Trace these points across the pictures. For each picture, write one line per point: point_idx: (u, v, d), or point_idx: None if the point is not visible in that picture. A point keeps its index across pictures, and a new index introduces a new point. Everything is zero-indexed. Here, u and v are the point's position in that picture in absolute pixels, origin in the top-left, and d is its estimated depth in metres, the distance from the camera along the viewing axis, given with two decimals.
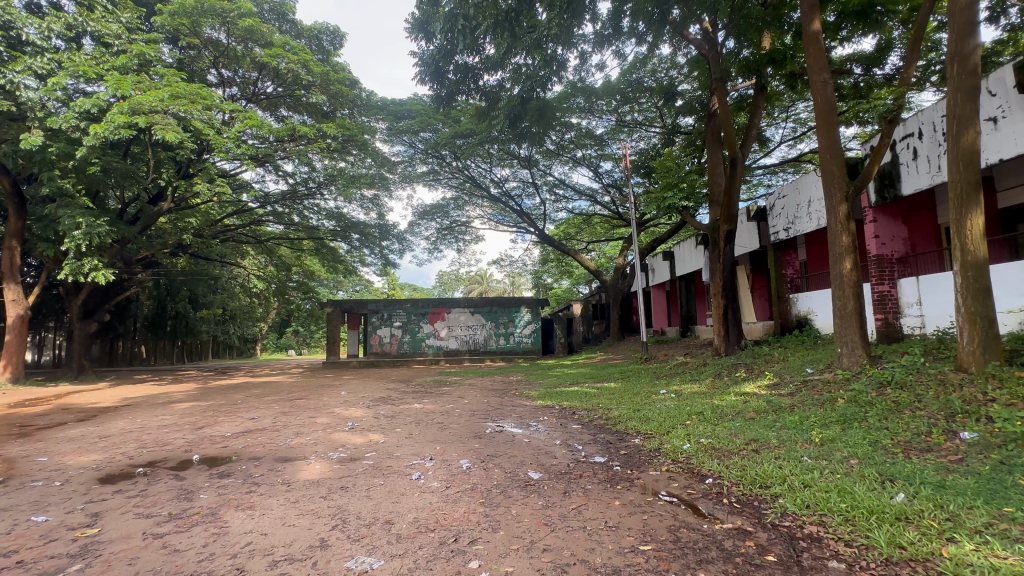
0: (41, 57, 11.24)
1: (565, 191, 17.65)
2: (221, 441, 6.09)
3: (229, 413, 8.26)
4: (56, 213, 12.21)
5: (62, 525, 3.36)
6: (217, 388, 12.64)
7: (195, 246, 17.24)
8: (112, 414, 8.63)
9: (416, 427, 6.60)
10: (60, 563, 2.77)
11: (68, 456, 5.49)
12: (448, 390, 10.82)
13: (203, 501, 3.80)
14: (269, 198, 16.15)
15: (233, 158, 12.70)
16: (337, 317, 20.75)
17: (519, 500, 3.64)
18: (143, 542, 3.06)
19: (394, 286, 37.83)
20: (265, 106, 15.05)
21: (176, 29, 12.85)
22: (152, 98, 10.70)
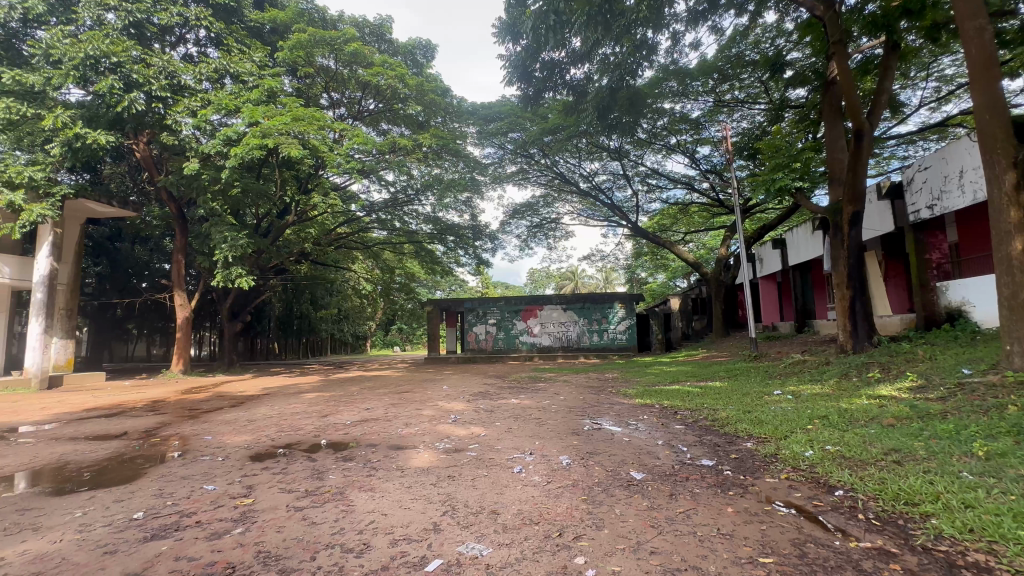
0: (195, 98, 13.11)
1: (658, 180, 16.85)
2: (343, 428, 6.77)
3: (347, 403, 9.14)
4: (210, 230, 14.46)
5: (225, 494, 3.97)
6: (336, 380, 14.03)
7: (314, 252, 19.32)
8: (255, 402, 10.00)
9: (515, 422, 6.76)
10: (227, 526, 3.28)
11: (226, 436, 6.49)
12: (543, 386, 10.93)
13: (332, 481, 4.26)
14: (374, 206, 17.56)
15: (343, 172, 14.03)
16: (436, 315, 21.91)
17: (623, 500, 3.56)
18: (287, 513, 3.51)
19: (487, 284, 39.12)
20: (368, 122, 16.38)
21: (295, 62, 14.45)
22: (277, 123, 12.18)
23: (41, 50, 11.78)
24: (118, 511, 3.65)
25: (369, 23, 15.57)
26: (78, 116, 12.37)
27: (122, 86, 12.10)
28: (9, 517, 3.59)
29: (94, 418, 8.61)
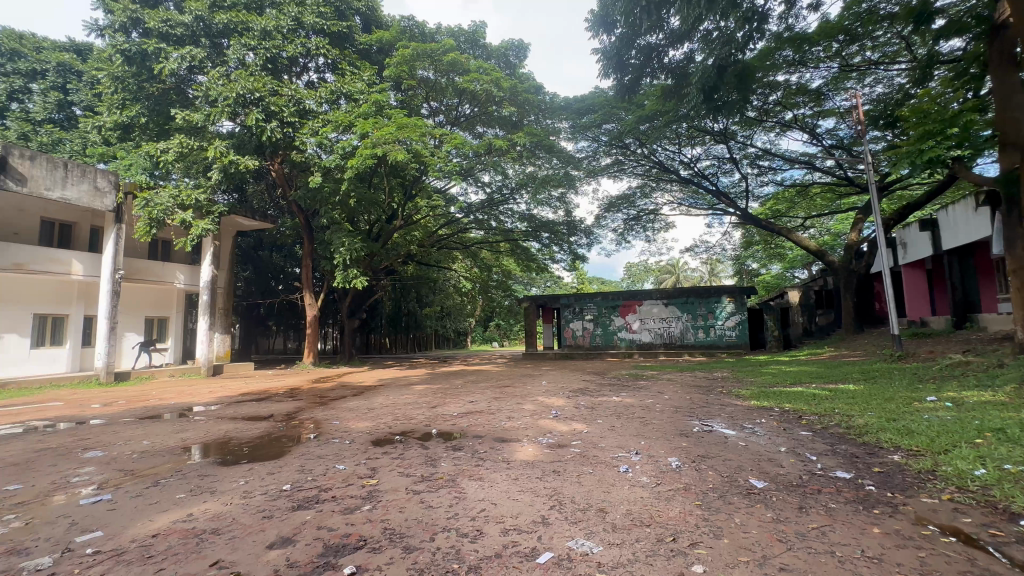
0: (317, 119, 14.66)
1: (771, 161, 15.31)
2: (451, 419, 7.15)
3: (453, 396, 9.64)
4: (332, 237, 16.17)
5: (354, 474, 4.41)
6: (441, 374, 14.84)
7: (419, 253, 20.62)
8: (374, 392, 10.97)
9: (618, 420, 6.60)
10: (356, 502, 3.65)
11: (350, 422, 7.21)
12: (645, 384, 10.54)
13: (444, 469, 4.52)
14: (471, 207, 18.28)
15: (444, 175, 14.85)
16: (533, 311, 22.17)
17: (743, 509, 3.30)
18: (407, 495, 3.80)
19: (583, 279, 38.69)
20: (465, 127, 17.11)
21: (399, 77, 15.54)
22: (385, 134, 13.19)
23: (202, 92, 13.94)
24: (271, 482, 4.24)
25: (464, 31, 16.26)
26: (229, 145, 14.52)
27: (261, 115, 13.94)
28: (192, 480, 4.35)
29: (248, 402, 10.08)
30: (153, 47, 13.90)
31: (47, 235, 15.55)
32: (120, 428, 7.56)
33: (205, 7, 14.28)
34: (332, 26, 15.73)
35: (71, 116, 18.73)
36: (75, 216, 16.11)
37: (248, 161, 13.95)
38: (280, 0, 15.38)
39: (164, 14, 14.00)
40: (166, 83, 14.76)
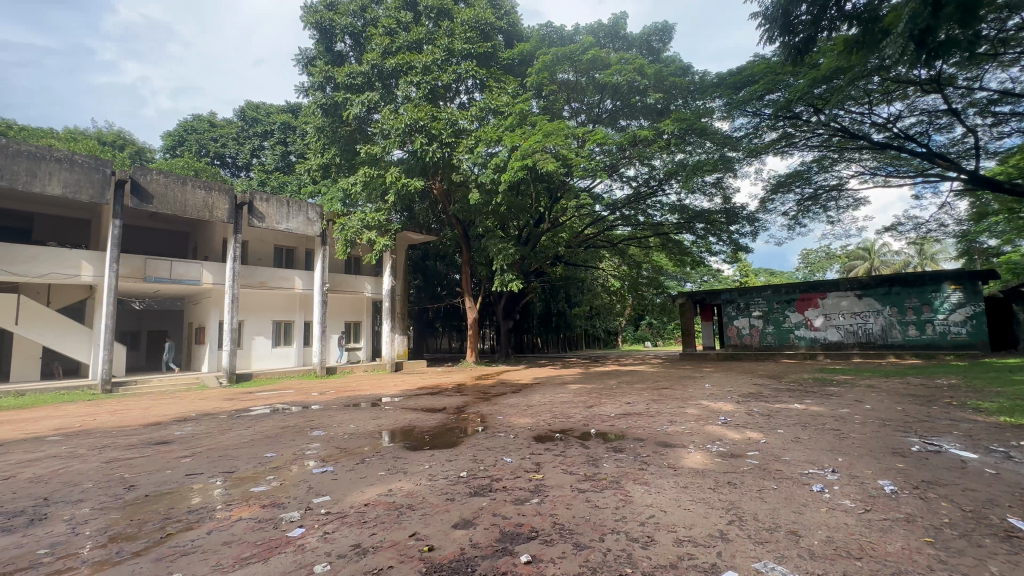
0: (469, 138, 15.90)
1: (1015, 105, 11.69)
2: (609, 419, 7.06)
3: (609, 396, 9.51)
4: (488, 244, 17.43)
5: (520, 467, 4.66)
6: (595, 374, 14.77)
7: (568, 254, 20.88)
8: (531, 389, 11.44)
9: (804, 431, 5.75)
10: (525, 494, 3.84)
11: (513, 417, 7.64)
12: (837, 390, 9.00)
13: (607, 469, 4.48)
14: (617, 204, 17.89)
15: (588, 174, 14.85)
16: (690, 309, 20.66)
17: (1003, 557, 2.56)
18: (572, 492, 3.87)
19: (746, 271, 34.78)
20: (607, 123, 16.86)
21: (541, 84, 16.04)
22: (532, 143, 13.67)
23: (379, 128, 16.23)
24: (451, 468, 4.73)
25: (603, 25, 16.07)
26: (400, 170, 16.66)
27: (425, 140, 15.72)
28: (389, 461, 5.09)
29: (424, 396, 11.42)
30: (343, 97, 16.69)
31: (278, 258, 19.85)
32: (333, 413, 9.24)
33: (378, 56, 16.66)
34: (480, 48, 16.92)
35: (289, 163, 23.58)
36: (294, 242, 20.26)
37: (415, 182, 15.88)
38: (434, 35, 17.09)
39: (349, 68, 16.67)
40: (352, 126, 17.57)
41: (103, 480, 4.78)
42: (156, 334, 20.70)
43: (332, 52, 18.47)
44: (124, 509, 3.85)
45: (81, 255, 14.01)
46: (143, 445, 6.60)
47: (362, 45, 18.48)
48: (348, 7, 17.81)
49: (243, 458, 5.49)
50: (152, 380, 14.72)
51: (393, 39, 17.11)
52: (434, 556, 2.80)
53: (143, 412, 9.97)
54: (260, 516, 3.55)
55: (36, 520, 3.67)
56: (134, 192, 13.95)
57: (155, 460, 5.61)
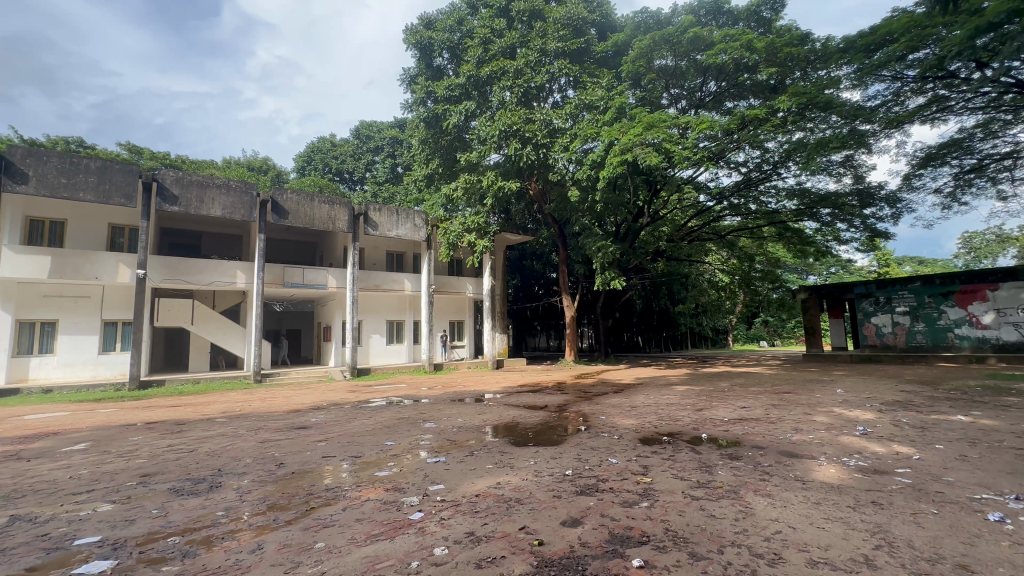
0: (565, 136, 15.88)
1: None
2: (722, 424, 6.59)
3: (721, 399, 8.86)
4: (585, 242, 17.28)
5: (627, 469, 4.53)
6: (703, 375, 13.88)
7: (670, 250, 19.90)
8: (634, 390, 11.08)
9: (972, 448, 4.83)
10: (634, 498, 3.73)
11: (616, 418, 7.46)
12: (1017, 401, 7.43)
13: (723, 478, 4.19)
14: (724, 192, 16.66)
15: (693, 164, 14.03)
16: (815, 304, 18.51)
17: None
18: (684, 499, 3.68)
19: (886, 259, 30.21)
20: (711, 106, 15.78)
21: (638, 73, 15.46)
22: (631, 137, 13.26)
23: (476, 135, 16.86)
24: (556, 465, 4.77)
25: (704, 2, 15.03)
26: (497, 174, 17.17)
27: (519, 144, 16.03)
28: (496, 455, 5.28)
29: (525, 393, 11.63)
30: (442, 109, 17.63)
31: (390, 263, 21.59)
32: (441, 407, 9.82)
33: (474, 66, 17.31)
34: (572, 45, 16.81)
35: (397, 174, 25.49)
36: (403, 247, 21.87)
37: (512, 184, 16.35)
38: (527, 38, 17.33)
39: (447, 81, 17.51)
40: (452, 135, 18.49)
41: (259, 457, 5.59)
42: (293, 332, 23.68)
43: (431, 68, 19.58)
44: (277, 483, 4.48)
45: (236, 265, 16.54)
46: (287, 429, 7.60)
47: (459, 57, 19.32)
48: (445, 23, 18.74)
49: (366, 445, 6.06)
50: (290, 372, 16.87)
51: (488, 48, 17.66)
52: (544, 550, 2.84)
53: (286, 401, 11.47)
54: (384, 498, 3.90)
55: (213, 487, 4.41)
56: (274, 210, 16.13)
57: (298, 442, 6.43)
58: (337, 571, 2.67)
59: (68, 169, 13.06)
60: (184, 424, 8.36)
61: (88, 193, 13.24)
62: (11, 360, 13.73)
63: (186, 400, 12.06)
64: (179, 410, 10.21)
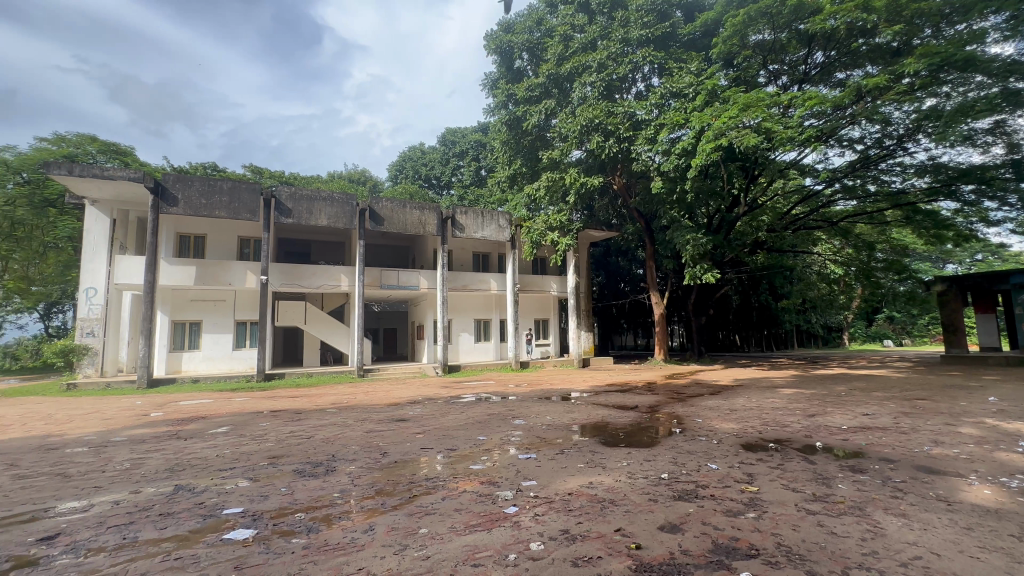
0: (650, 126, 15.30)
1: None
2: (840, 432, 5.92)
3: (838, 405, 7.96)
4: (674, 236, 16.50)
5: (729, 476, 4.26)
6: (814, 377, 12.57)
7: (771, 240, 18.30)
8: (733, 392, 10.35)
9: None
10: (739, 507, 3.49)
11: (714, 421, 7.02)
12: None
13: (844, 492, 3.76)
14: (836, 173, 14.93)
15: (797, 145, 12.77)
16: (955, 298, 15.92)
17: None
18: (798, 513, 3.36)
19: None
20: (818, 79, 14.26)
21: (731, 51, 14.40)
22: (725, 121, 12.37)
23: (557, 132, 16.85)
24: (650, 468, 4.61)
25: None
26: (580, 170, 17.00)
27: (601, 138, 15.78)
28: (587, 454, 5.23)
29: (613, 393, 11.38)
30: (523, 111, 17.83)
31: (476, 263, 22.31)
32: (529, 404, 9.96)
33: (554, 64, 17.28)
34: (656, 31, 16.11)
35: (481, 177, 26.27)
36: (488, 247, 22.47)
37: (594, 180, 16.13)
38: (608, 30, 16.93)
39: (528, 82, 17.65)
40: (533, 136, 18.62)
41: (365, 445, 6.10)
42: (390, 331, 25.41)
43: (512, 70, 19.85)
44: (382, 470, 4.85)
45: (340, 270, 18.11)
46: (389, 420, 8.18)
47: (538, 57, 19.37)
48: (525, 24, 18.89)
49: (460, 439, 6.32)
50: (389, 368, 18.13)
51: (568, 45, 17.51)
52: (642, 555, 2.77)
53: (386, 394, 12.35)
54: (480, 491, 4.05)
55: (329, 471, 4.88)
56: (372, 218, 17.40)
57: (399, 434, 6.90)
58: (440, 556, 2.83)
59: (207, 192, 15.18)
60: (302, 413, 9.36)
61: (222, 211, 15.30)
62: (169, 354, 16.32)
63: (303, 391, 13.49)
64: (298, 401, 11.44)
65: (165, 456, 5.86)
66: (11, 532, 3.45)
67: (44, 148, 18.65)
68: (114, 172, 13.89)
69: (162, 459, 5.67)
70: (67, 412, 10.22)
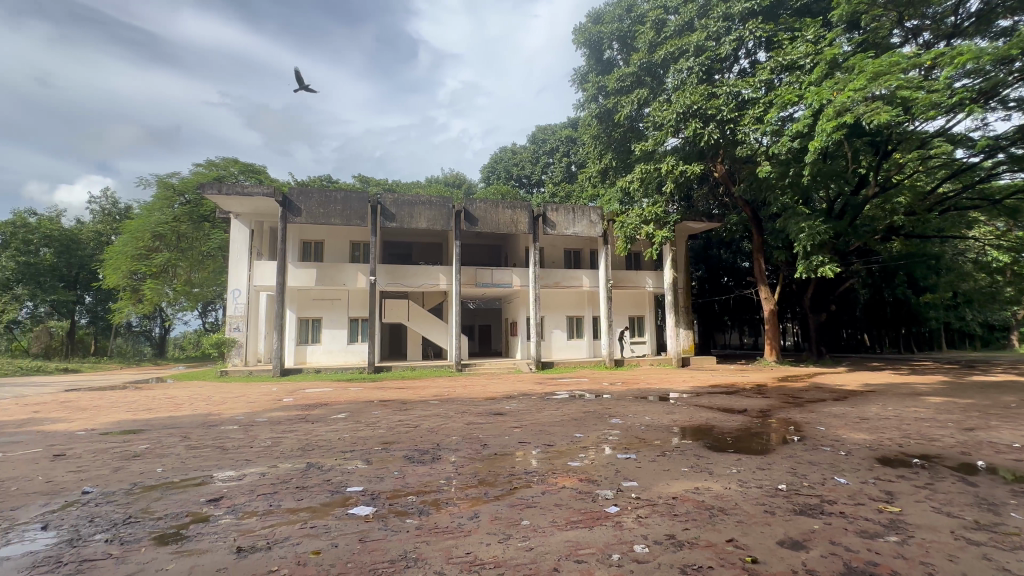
0: (757, 106, 14.09)
1: None
2: (1010, 451, 4.94)
3: (1006, 418, 6.65)
4: (786, 224, 15.04)
5: (863, 493, 3.78)
6: (970, 385, 10.65)
7: (910, 225, 15.86)
8: (862, 398, 9.15)
9: None
10: (877, 528, 3.09)
11: (841, 430, 6.27)
12: None
13: (1020, 523, 3.14)
14: (1000, 141, 12.47)
15: (945, 113, 10.89)
16: None
17: None
18: (956, 542, 2.88)
19: None
20: (975, 31, 12.02)
21: (856, 12, 12.68)
22: (849, 93, 10.93)
23: (651, 122, 16.18)
24: (765, 477, 4.25)
25: None
26: (677, 159, 16.18)
27: (700, 124, 14.87)
28: (691, 458, 4.96)
29: (717, 395, 10.67)
30: (614, 102, 17.37)
31: (568, 260, 22.24)
32: (625, 403, 9.71)
33: (647, 51, 16.56)
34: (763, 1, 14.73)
35: (571, 173, 26.07)
36: (580, 243, 22.27)
37: (693, 169, 15.27)
38: (707, 6, 15.82)
39: (619, 73, 17.10)
40: (625, 128, 18.05)
41: (466, 436, 6.39)
42: (485, 327, 26.29)
43: (602, 62, 19.35)
44: (484, 462, 5.04)
45: (438, 269, 19.14)
46: (487, 414, 8.47)
47: (629, 45, 18.68)
48: (614, 13, 18.30)
49: (557, 435, 6.36)
50: (485, 363, 18.77)
51: (661, 29, 16.69)
52: (759, 570, 2.57)
53: (483, 389, 12.82)
54: (579, 488, 4.04)
55: (435, 459, 5.20)
56: (466, 218, 18.11)
57: (497, 427, 7.13)
58: (542, 549, 2.88)
59: (324, 202, 16.91)
60: (408, 404, 10.05)
61: (337, 219, 16.97)
62: (297, 347, 18.51)
63: (408, 383, 14.50)
64: (403, 392, 12.32)
65: (297, 436, 6.66)
66: (190, 492, 4.18)
67: (199, 173, 22.07)
68: (251, 189, 16.11)
69: (295, 439, 6.46)
70: (222, 395, 12.08)
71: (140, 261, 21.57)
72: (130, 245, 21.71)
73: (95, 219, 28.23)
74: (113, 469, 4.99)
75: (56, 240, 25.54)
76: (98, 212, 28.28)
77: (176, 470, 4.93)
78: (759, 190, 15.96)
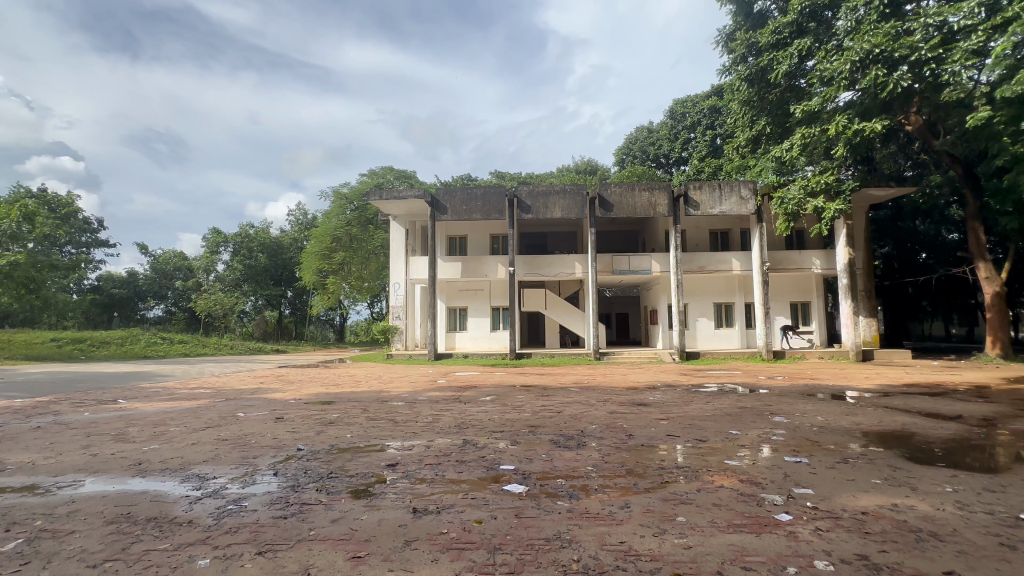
0: (976, 35, 11.13)
1: None
2: None
3: None
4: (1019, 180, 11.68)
5: None
6: None
7: None
8: None
9: None
10: None
11: None
12: None
13: None
14: None
15: None
16: None
17: None
18: None
19: None
20: None
21: None
22: None
23: (816, 77, 13.89)
24: (996, 501, 3.38)
25: None
26: (852, 116, 13.66)
27: (884, 70, 12.32)
28: (884, 469, 4.19)
29: (915, 395, 8.81)
30: (767, 60, 15.29)
31: (714, 242, 20.43)
32: (790, 400, 8.60)
33: None
34: None
35: (716, 146, 23.82)
36: (728, 223, 20.26)
37: (878, 124, 12.77)
38: None
39: (773, 24, 14.94)
40: (782, 87, 15.76)
41: (611, 425, 6.32)
42: (623, 316, 25.62)
43: (751, 16, 17.00)
44: (630, 451, 4.95)
45: (573, 258, 19.20)
46: (631, 404, 8.26)
47: None
48: None
49: (709, 430, 5.91)
50: (624, 352, 18.33)
51: None
52: None
53: (623, 378, 12.55)
54: (741, 489, 3.71)
55: (581, 445, 5.25)
56: (601, 205, 17.74)
57: (642, 418, 6.91)
58: (703, 549, 2.71)
59: (466, 199, 18.15)
60: (550, 390, 10.31)
61: (478, 214, 18.07)
62: (447, 334, 20.38)
63: (548, 370, 14.92)
64: (544, 378, 12.71)
65: (453, 415, 7.32)
66: (373, 456, 4.90)
67: (364, 182, 25.43)
68: (405, 194, 18.06)
69: (451, 417, 7.13)
70: (387, 375, 13.84)
71: (324, 260, 25.72)
72: (318, 247, 25.96)
73: (292, 228, 34.51)
74: (317, 432, 6.11)
75: (268, 247, 31.99)
76: (294, 222, 34.52)
77: (361, 437, 5.82)
78: (978, 140, 12.63)
